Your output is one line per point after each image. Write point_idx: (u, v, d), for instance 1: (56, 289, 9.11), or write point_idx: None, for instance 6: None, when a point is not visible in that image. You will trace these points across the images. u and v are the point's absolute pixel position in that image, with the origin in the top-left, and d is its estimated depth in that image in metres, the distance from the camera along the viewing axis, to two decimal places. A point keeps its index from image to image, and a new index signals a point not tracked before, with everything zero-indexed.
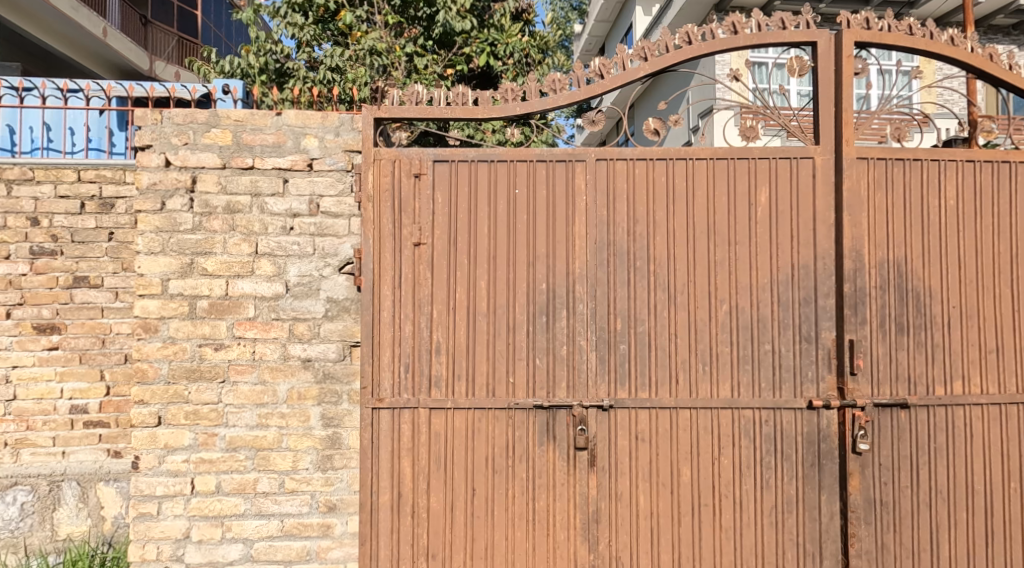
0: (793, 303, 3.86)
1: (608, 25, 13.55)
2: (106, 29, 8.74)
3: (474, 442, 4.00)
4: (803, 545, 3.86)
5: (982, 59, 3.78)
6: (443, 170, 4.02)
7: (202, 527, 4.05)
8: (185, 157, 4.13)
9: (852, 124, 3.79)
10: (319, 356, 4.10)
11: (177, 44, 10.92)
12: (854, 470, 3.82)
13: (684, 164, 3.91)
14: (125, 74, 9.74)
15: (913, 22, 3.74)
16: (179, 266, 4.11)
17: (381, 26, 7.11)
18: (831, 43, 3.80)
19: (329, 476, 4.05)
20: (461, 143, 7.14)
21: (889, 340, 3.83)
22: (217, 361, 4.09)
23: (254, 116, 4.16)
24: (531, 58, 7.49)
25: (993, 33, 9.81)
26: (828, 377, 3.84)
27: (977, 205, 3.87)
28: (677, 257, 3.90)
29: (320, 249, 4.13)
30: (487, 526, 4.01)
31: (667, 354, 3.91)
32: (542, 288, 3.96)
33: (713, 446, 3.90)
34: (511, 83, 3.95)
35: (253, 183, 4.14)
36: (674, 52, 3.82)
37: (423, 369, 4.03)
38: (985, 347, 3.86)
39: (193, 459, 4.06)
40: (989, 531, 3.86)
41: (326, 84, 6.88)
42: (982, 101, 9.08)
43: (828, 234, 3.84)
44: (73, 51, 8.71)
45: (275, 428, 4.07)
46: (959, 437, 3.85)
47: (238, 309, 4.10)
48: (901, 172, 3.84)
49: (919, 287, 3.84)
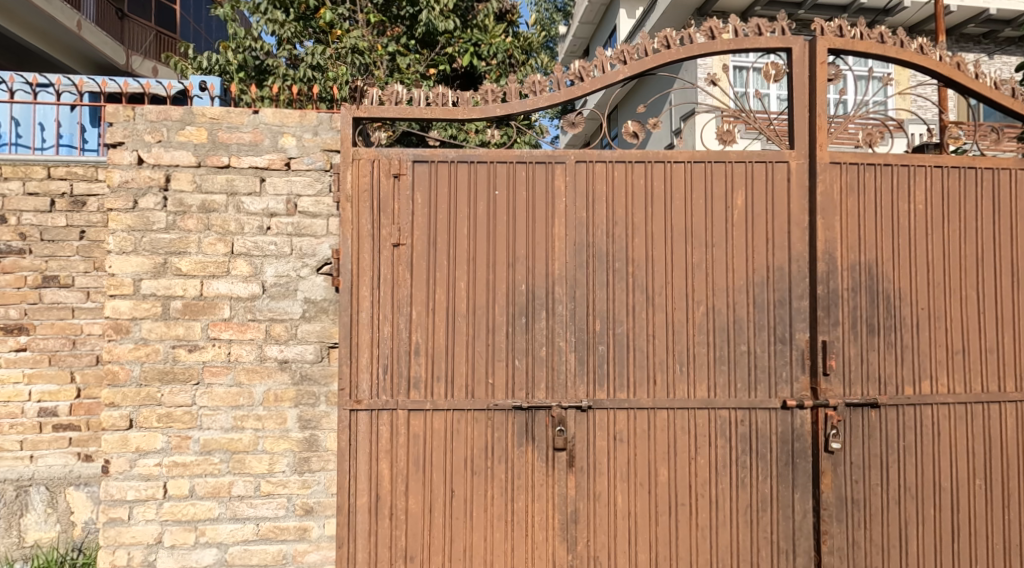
0: (768, 304, 3.91)
1: (593, 27, 13.62)
2: (81, 22, 8.53)
3: (453, 443, 4.00)
4: (777, 542, 3.93)
5: (949, 67, 3.85)
6: (423, 170, 4.01)
7: (175, 531, 4.05)
8: (159, 155, 4.10)
9: (826, 129, 3.86)
10: (296, 358, 4.10)
11: (155, 40, 10.72)
12: (826, 469, 3.89)
13: (663, 167, 3.95)
14: (101, 69, 9.57)
15: (885, 31, 3.82)
16: (152, 266, 4.08)
17: (364, 26, 7.14)
18: (805, 49, 3.87)
19: (306, 479, 4.08)
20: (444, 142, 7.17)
21: (860, 341, 3.90)
22: (191, 363, 4.07)
23: (230, 114, 4.14)
24: (514, 59, 7.46)
25: (965, 41, 10.09)
26: (802, 378, 3.91)
27: (944, 209, 3.93)
28: (655, 259, 3.94)
29: (297, 250, 4.13)
30: (466, 528, 4.01)
31: (646, 354, 3.95)
32: (522, 289, 3.97)
33: (689, 447, 3.94)
34: (491, 84, 3.97)
35: (230, 182, 4.13)
36: (653, 56, 3.87)
37: (402, 371, 4.02)
38: (952, 348, 3.93)
39: (165, 463, 4.05)
40: (955, 527, 3.93)
41: (307, 82, 6.77)
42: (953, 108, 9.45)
43: (802, 237, 3.90)
44: (47, 44, 8.51)
45: (250, 430, 4.08)
46: (926, 436, 3.92)
47: (213, 310, 4.08)
48: (873, 177, 3.91)
49: (890, 290, 3.91)
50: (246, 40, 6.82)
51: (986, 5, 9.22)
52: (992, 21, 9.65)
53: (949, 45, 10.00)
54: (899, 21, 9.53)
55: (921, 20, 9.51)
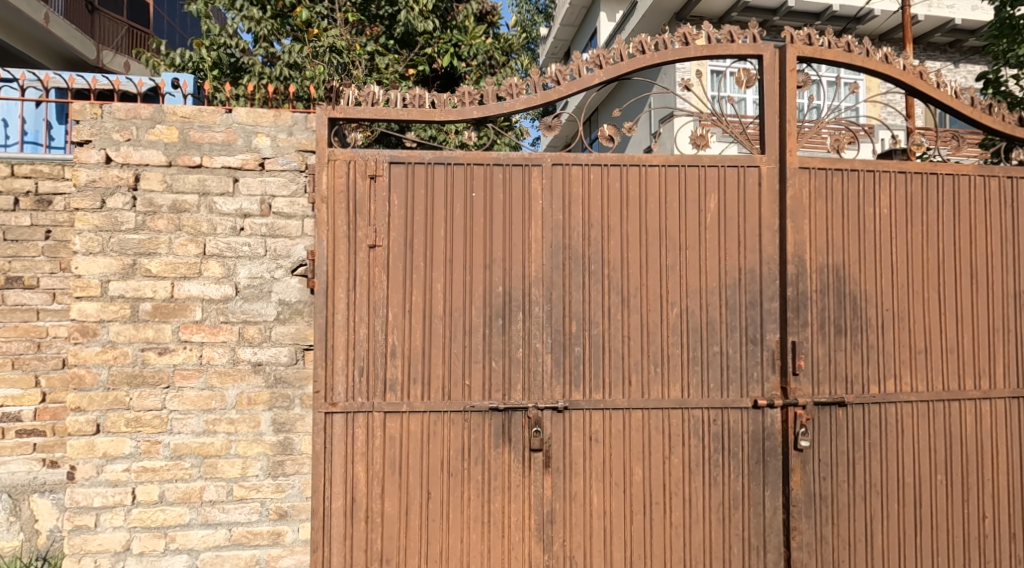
0: (740, 305, 3.98)
1: (575, 30, 13.68)
2: (49, 14, 8.34)
3: (430, 445, 4.00)
4: (748, 540, 3.99)
5: (913, 76, 3.92)
6: (399, 172, 4.01)
7: (144, 538, 4.01)
8: (128, 154, 4.05)
9: (796, 135, 3.94)
10: (270, 360, 4.08)
11: (127, 34, 10.52)
12: (796, 466, 3.95)
13: (638, 170, 4.00)
14: (72, 63, 9.41)
15: (851, 40, 3.91)
16: (121, 267, 4.01)
17: (342, 24, 7.05)
18: (775, 56, 3.96)
19: (280, 482, 4.07)
20: (420, 145, 7.09)
21: (828, 341, 3.97)
22: (161, 366, 4.03)
23: (202, 113, 4.10)
24: (494, 61, 7.54)
25: (933, 50, 10.39)
26: (772, 378, 3.98)
27: (908, 214, 4.02)
28: (630, 261, 3.99)
29: (271, 250, 4.10)
30: (442, 530, 4.01)
31: (621, 355, 3.99)
32: (498, 291, 3.99)
33: (664, 446, 3.99)
34: (469, 87, 3.98)
35: (201, 182, 4.08)
36: (628, 60, 3.92)
37: (378, 372, 4.00)
38: (915, 348, 4.01)
39: (134, 468, 4.01)
40: (918, 522, 4.00)
41: (283, 81, 6.68)
42: (920, 116, 9.70)
43: (773, 240, 3.98)
44: (16, 39, 8.33)
45: (223, 434, 4.05)
46: (891, 434, 3.99)
47: (184, 312, 4.04)
48: (840, 181, 3.99)
49: (857, 291, 3.99)
50: (221, 37, 6.72)
51: (951, 15, 9.60)
52: (957, 31, 9.98)
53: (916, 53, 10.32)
54: (869, 29, 9.86)
55: (891, 30, 9.86)
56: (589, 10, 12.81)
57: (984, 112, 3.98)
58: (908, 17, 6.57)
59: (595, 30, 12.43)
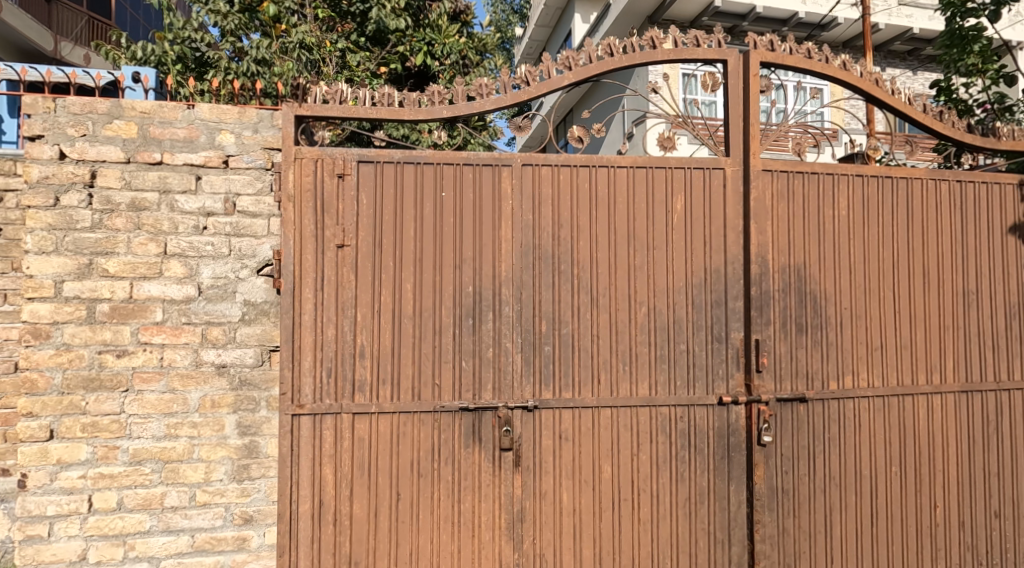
0: (705, 304, 4.06)
1: (549, 31, 13.66)
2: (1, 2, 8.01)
3: (399, 446, 3.97)
4: (713, 534, 4.07)
5: (869, 82, 4.07)
6: (368, 171, 3.97)
7: (101, 546, 3.89)
8: (83, 149, 3.92)
9: (759, 138, 4.04)
10: (234, 362, 4.00)
11: (87, 25, 10.17)
12: (759, 461, 4.05)
13: (607, 171, 4.06)
14: (26, 53, 9.10)
15: (811, 47, 4.04)
16: (76, 267, 3.88)
17: (311, 20, 6.96)
18: (739, 61, 4.05)
19: (245, 486, 3.99)
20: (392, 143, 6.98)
21: (789, 339, 4.08)
22: (119, 368, 3.91)
23: (163, 108, 4.00)
24: (468, 60, 7.30)
25: (893, 58, 10.81)
26: (737, 375, 4.07)
27: (865, 215, 4.16)
28: (598, 261, 4.04)
29: (236, 250, 4.01)
30: (412, 531, 3.98)
31: (590, 354, 4.03)
32: (468, 291, 3.99)
33: (632, 444, 4.05)
34: (438, 86, 3.97)
35: (162, 180, 3.98)
36: (597, 62, 3.97)
37: (347, 373, 3.96)
38: (872, 345, 4.15)
39: (91, 474, 3.88)
40: (874, 512, 4.14)
41: (250, 76, 6.59)
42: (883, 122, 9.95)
43: (737, 240, 4.07)
44: None
45: (185, 438, 3.95)
46: (849, 428, 4.13)
47: (144, 313, 3.93)
48: (801, 184, 4.10)
49: (817, 290, 4.11)
50: (184, 31, 6.56)
51: (910, 25, 9.97)
52: (916, 39, 10.39)
53: (877, 60, 10.73)
54: (832, 36, 10.22)
55: (853, 36, 10.25)
56: (563, 11, 12.89)
57: (935, 118, 4.14)
58: (868, 27, 6.79)
59: (569, 31, 12.47)
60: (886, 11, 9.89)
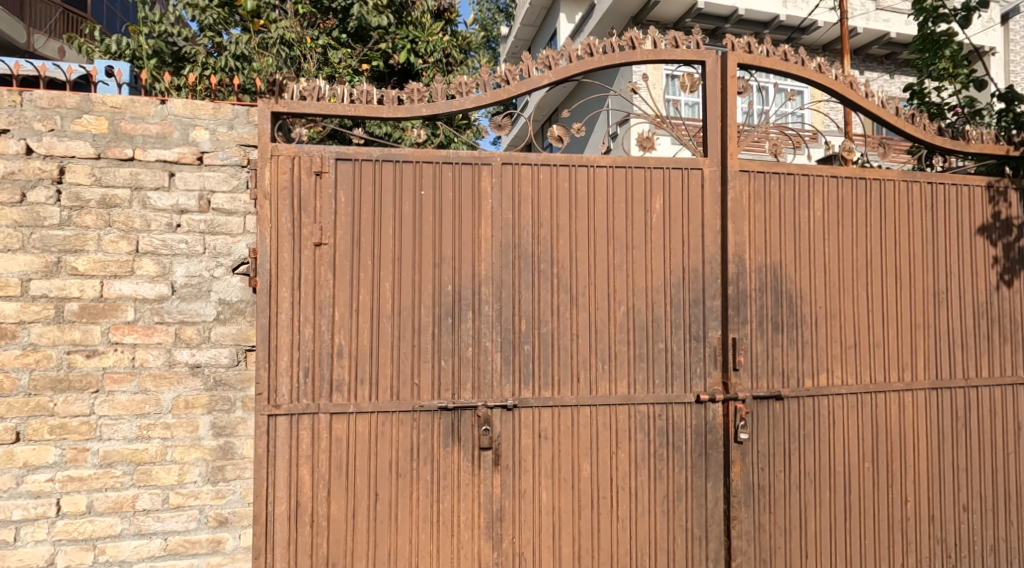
0: (683, 303, 4.09)
1: (534, 30, 13.76)
2: None
3: (378, 446, 3.94)
4: (691, 530, 4.10)
5: (844, 85, 4.13)
6: (346, 169, 3.92)
7: (70, 551, 3.80)
8: (51, 144, 3.81)
9: (736, 140, 4.08)
10: (209, 362, 3.92)
11: (61, 17, 9.88)
12: (736, 458, 4.10)
13: (587, 171, 4.06)
14: None
15: (788, 50, 4.08)
16: (43, 265, 3.78)
17: (292, 15, 6.87)
18: (717, 63, 4.08)
19: (220, 488, 3.92)
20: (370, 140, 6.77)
21: (766, 338, 4.13)
22: (89, 369, 3.82)
23: (134, 103, 3.91)
24: (451, 59, 7.22)
25: (870, 62, 11.16)
26: (714, 373, 4.11)
27: (839, 216, 4.23)
28: (578, 260, 4.04)
29: (210, 248, 3.93)
30: (391, 531, 3.95)
31: (569, 353, 4.03)
32: (447, 290, 3.96)
33: (610, 441, 4.07)
34: (417, 84, 3.93)
35: (134, 176, 3.88)
36: (577, 62, 3.96)
37: (324, 373, 3.91)
38: (846, 343, 4.22)
39: (59, 477, 3.79)
40: (848, 507, 4.22)
41: (228, 72, 6.37)
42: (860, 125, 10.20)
43: (715, 240, 4.10)
44: None
45: (157, 439, 3.87)
46: (823, 424, 4.20)
47: (115, 313, 3.84)
48: (777, 184, 4.15)
49: (792, 290, 4.16)
50: (160, 25, 6.29)
51: (887, 29, 10.37)
52: (893, 44, 10.84)
53: (855, 64, 11.08)
54: (812, 41, 10.52)
55: (831, 40, 10.47)
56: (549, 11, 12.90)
57: (908, 121, 4.21)
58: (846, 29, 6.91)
59: (554, 30, 12.45)
60: (864, 15, 10.32)
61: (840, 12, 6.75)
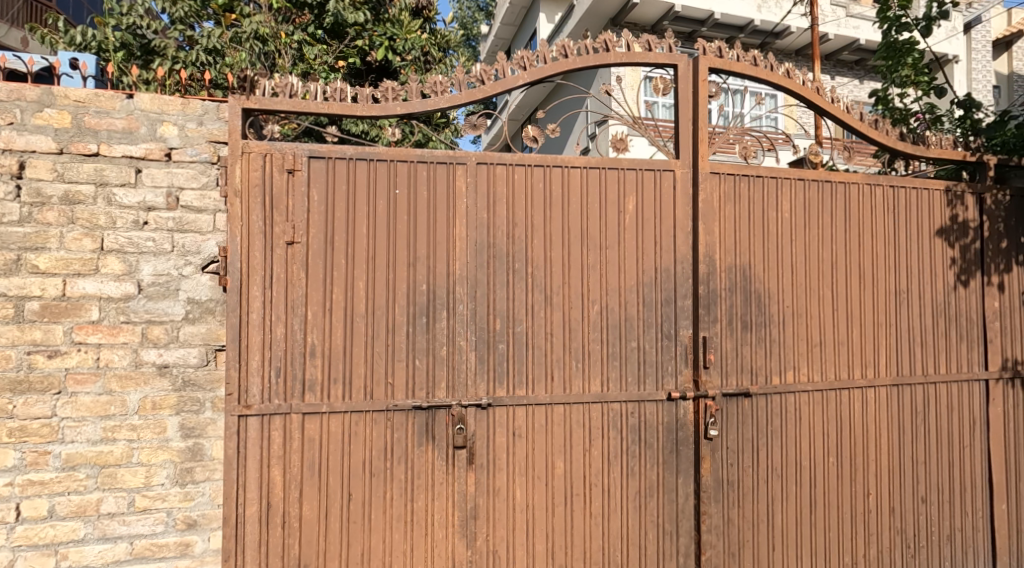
0: (655, 303, 4.14)
1: (514, 30, 13.77)
2: None
3: (351, 445, 3.90)
4: (662, 525, 4.16)
5: (811, 90, 4.22)
6: (319, 167, 3.87)
7: (30, 556, 3.69)
8: (11, 138, 3.69)
9: (707, 142, 4.14)
10: (177, 362, 3.83)
11: (24, 5, 9.55)
12: (706, 454, 4.17)
13: (561, 171, 4.08)
14: None
15: (758, 54, 4.15)
16: (3, 262, 3.65)
17: (265, 10, 6.67)
18: (689, 67, 4.14)
19: (188, 490, 3.83)
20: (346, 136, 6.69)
21: (735, 336, 4.21)
22: (51, 370, 3.70)
23: (99, 97, 3.81)
24: (429, 57, 7.11)
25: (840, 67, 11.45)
26: (685, 371, 4.17)
27: (806, 218, 4.33)
28: (552, 260, 4.06)
29: (179, 246, 3.84)
30: (364, 531, 3.92)
31: (543, 351, 4.05)
32: (422, 289, 3.94)
33: (584, 438, 4.10)
34: (392, 82, 3.90)
35: (99, 172, 3.77)
36: (551, 63, 3.98)
37: (296, 373, 3.86)
38: (812, 342, 4.33)
39: (19, 481, 3.68)
40: (813, 499, 4.33)
41: (199, 66, 6.24)
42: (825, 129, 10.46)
43: (686, 240, 4.16)
44: None
45: (123, 441, 3.77)
46: (790, 420, 4.30)
47: (79, 312, 3.73)
48: (746, 187, 4.23)
49: (761, 290, 4.25)
50: (128, 18, 6.12)
51: (856, 36, 10.66)
52: (862, 51, 11.10)
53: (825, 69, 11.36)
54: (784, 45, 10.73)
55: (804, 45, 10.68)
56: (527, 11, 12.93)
57: (871, 126, 4.32)
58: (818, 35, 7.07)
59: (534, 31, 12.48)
60: (835, 21, 10.60)
61: (812, 18, 6.92)
